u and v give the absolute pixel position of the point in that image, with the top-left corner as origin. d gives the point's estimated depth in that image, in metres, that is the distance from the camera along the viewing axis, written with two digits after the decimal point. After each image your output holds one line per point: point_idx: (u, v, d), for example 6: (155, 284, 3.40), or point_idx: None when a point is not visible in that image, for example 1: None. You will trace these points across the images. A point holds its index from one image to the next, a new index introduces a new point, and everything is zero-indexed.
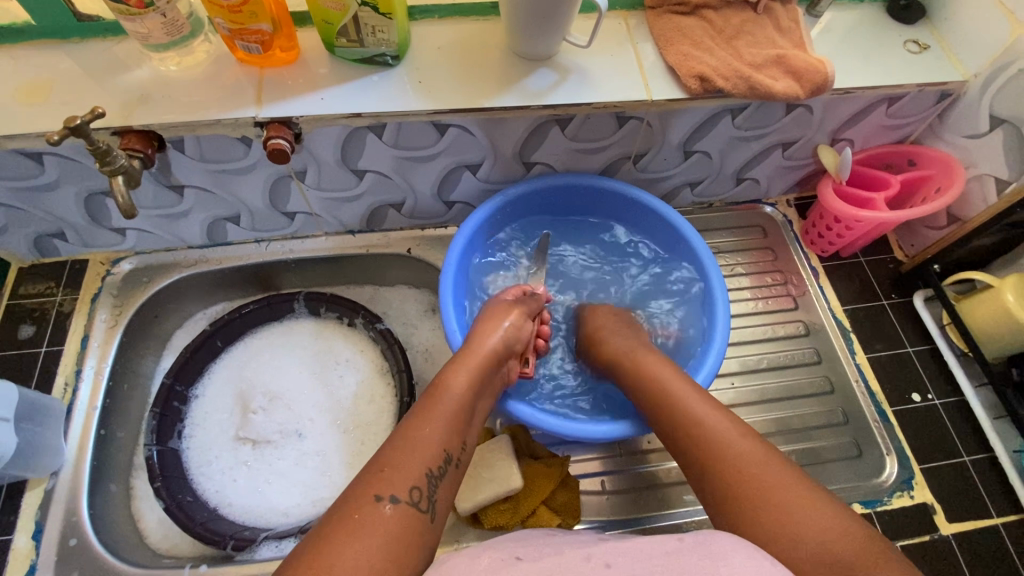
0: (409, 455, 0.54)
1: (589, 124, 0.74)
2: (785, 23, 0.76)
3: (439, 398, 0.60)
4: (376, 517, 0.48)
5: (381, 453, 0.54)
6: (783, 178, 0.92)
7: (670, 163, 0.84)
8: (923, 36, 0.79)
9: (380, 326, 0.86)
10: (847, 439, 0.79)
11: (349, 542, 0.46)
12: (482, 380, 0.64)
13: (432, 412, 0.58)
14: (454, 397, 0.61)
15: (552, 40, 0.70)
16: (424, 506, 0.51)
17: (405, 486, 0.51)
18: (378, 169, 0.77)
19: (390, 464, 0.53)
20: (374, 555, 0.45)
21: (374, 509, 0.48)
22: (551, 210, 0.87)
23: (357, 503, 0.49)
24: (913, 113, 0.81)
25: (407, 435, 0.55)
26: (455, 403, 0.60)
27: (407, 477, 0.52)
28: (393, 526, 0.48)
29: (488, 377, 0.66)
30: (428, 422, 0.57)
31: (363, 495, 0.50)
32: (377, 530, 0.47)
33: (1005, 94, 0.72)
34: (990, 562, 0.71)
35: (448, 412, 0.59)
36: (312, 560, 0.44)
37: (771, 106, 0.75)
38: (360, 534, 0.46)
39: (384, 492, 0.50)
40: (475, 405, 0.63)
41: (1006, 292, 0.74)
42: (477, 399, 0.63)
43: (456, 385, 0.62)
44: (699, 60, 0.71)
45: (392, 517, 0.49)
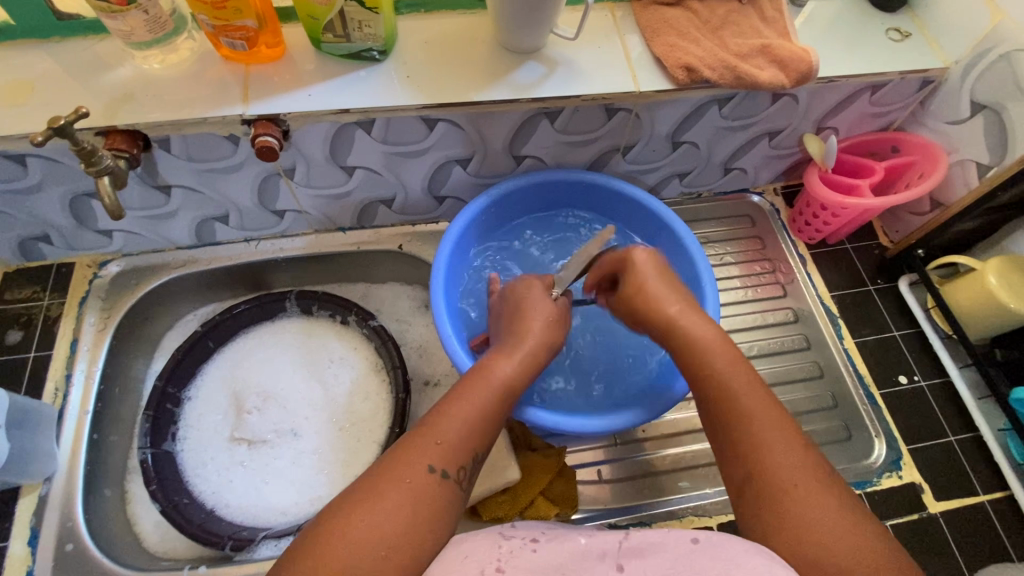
0: (459, 433, 0.55)
1: (578, 116, 0.74)
2: (770, 12, 0.76)
3: (485, 384, 0.59)
4: (425, 485, 0.50)
5: (431, 421, 0.55)
6: (769, 167, 0.93)
7: (658, 154, 0.85)
8: (905, 25, 0.80)
9: (374, 322, 0.86)
10: (837, 422, 0.80)
11: (401, 501, 0.48)
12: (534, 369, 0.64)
13: (480, 391, 0.58)
14: (501, 382, 0.60)
15: (538, 33, 0.70)
16: (465, 485, 0.53)
17: (454, 463, 0.53)
18: (367, 166, 0.76)
19: (443, 436, 0.54)
20: (418, 519, 0.48)
21: (425, 477, 0.51)
22: (532, 210, 0.88)
23: (410, 467, 0.51)
24: (896, 100, 0.82)
25: (459, 411, 0.56)
26: (507, 389, 0.60)
27: (457, 454, 0.53)
28: (444, 496, 0.51)
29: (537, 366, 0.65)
30: (476, 402, 0.57)
31: (415, 461, 0.51)
32: (427, 497, 0.50)
33: (985, 80, 0.74)
34: (977, 539, 0.73)
35: (495, 395, 0.59)
36: (368, 511, 0.47)
37: (757, 96, 0.76)
38: (412, 496, 0.49)
39: (435, 464, 0.52)
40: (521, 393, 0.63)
41: (988, 274, 0.75)
42: (523, 387, 0.63)
43: (503, 373, 0.60)
44: (686, 50, 0.72)
45: (439, 488, 0.51)
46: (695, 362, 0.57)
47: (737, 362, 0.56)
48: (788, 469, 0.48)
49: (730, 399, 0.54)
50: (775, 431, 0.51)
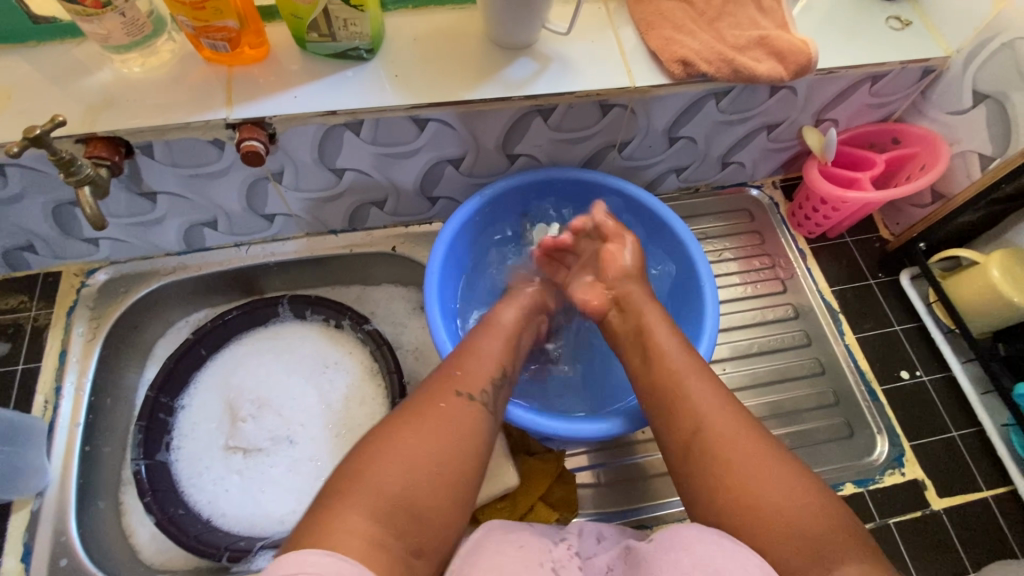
0: (477, 363, 0.59)
1: (572, 113, 0.73)
2: (767, 2, 0.74)
3: (497, 327, 0.66)
4: (457, 407, 0.53)
5: (452, 360, 0.59)
6: (768, 160, 0.91)
7: (655, 150, 0.83)
8: (905, 13, 0.78)
9: (368, 326, 0.85)
10: (839, 420, 0.79)
11: (440, 425, 0.51)
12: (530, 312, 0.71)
13: (491, 332, 0.64)
14: (508, 324, 0.66)
15: (530, 27, 0.68)
16: (493, 406, 0.56)
17: (478, 387, 0.56)
18: (357, 167, 0.75)
19: (463, 367, 0.58)
20: (454, 437, 0.51)
21: (455, 401, 0.54)
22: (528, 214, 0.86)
23: (440, 395, 0.54)
24: (896, 91, 0.80)
25: (474, 348, 0.61)
26: (510, 331, 0.66)
27: (479, 379, 0.57)
28: (474, 419, 0.54)
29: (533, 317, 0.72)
30: (489, 339, 0.63)
31: (443, 388, 0.55)
32: (459, 419, 0.53)
33: (988, 69, 0.72)
34: (979, 535, 0.72)
35: (506, 334, 0.65)
36: (412, 436, 0.50)
37: (755, 89, 0.74)
38: (445, 418, 0.52)
39: (461, 389, 0.55)
40: (526, 335, 0.69)
41: (991, 268, 0.74)
42: (525, 331, 0.69)
43: (510, 317, 0.68)
44: (682, 43, 0.70)
45: (469, 409, 0.54)
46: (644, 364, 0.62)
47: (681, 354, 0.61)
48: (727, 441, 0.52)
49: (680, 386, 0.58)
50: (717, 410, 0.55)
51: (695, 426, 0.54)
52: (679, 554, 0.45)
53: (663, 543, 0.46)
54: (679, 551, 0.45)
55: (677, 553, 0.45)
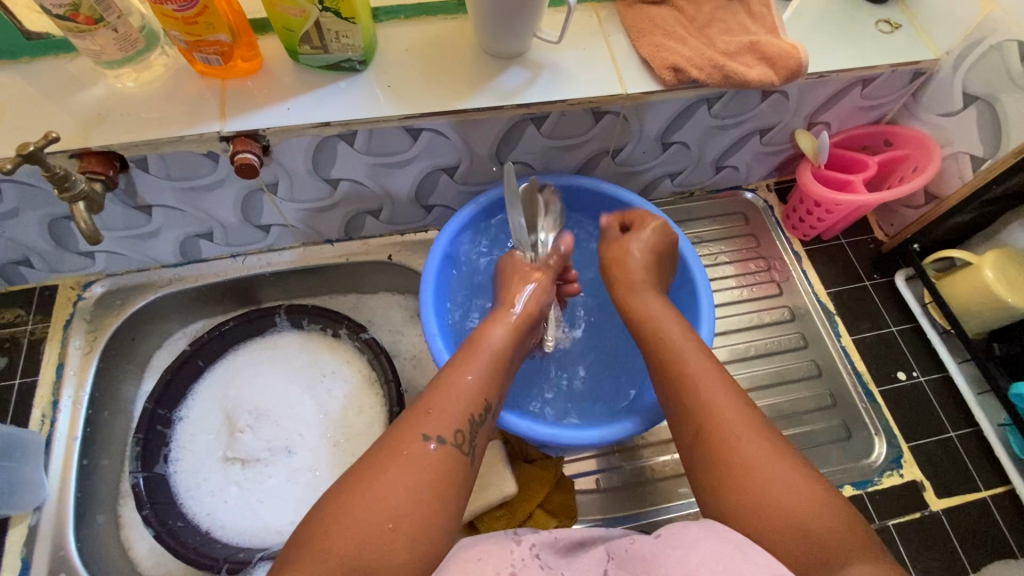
0: (451, 399, 0.54)
1: (565, 121, 0.73)
2: (757, 8, 0.75)
3: (480, 349, 0.61)
4: (421, 453, 0.49)
5: (424, 395, 0.55)
6: (762, 163, 0.92)
7: (649, 155, 0.84)
8: (895, 16, 0.78)
9: (365, 335, 0.85)
10: (836, 422, 0.79)
11: (403, 474, 0.47)
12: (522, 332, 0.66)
13: (472, 358, 0.59)
14: (494, 347, 0.61)
15: (521, 36, 0.68)
16: (466, 448, 0.52)
17: (451, 428, 0.52)
18: (351, 177, 0.75)
19: (434, 406, 0.53)
20: (417, 486, 0.47)
21: (420, 446, 0.49)
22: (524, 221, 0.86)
23: (405, 439, 0.50)
24: (887, 94, 0.81)
25: (450, 380, 0.56)
26: (496, 355, 0.61)
27: (452, 418, 0.52)
28: (444, 463, 0.49)
29: (526, 335, 0.66)
30: (467, 367, 0.58)
31: (409, 432, 0.50)
32: (427, 466, 0.48)
33: (978, 70, 0.72)
34: (979, 536, 0.72)
35: (488, 359, 0.60)
36: (371, 487, 0.46)
37: (747, 94, 0.75)
38: (407, 466, 0.48)
39: (430, 432, 0.51)
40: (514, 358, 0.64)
41: (985, 268, 0.74)
42: (515, 355, 0.64)
43: (497, 338, 0.63)
44: (672, 50, 0.71)
45: (436, 455, 0.49)
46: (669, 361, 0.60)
47: (703, 355, 0.59)
48: (748, 444, 0.50)
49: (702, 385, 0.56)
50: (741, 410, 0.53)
51: (711, 421, 0.52)
52: (686, 551, 0.42)
53: (671, 539, 0.43)
54: (684, 548, 0.42)
55: (682, 550, 0.42)
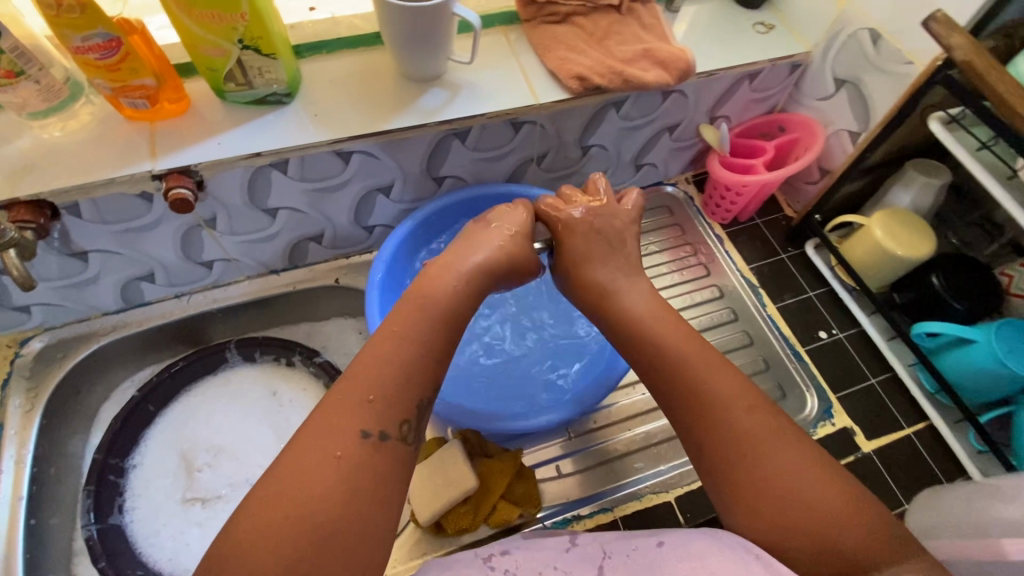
0: (394, 382, 0.49)
1: (487, 133, 0.79)
2: (648, 20, 0.83)
3: (416, 318, 0.54)
4: (357, 455, 0.45)
5: (357, 378, 0.49)
6: (677, 158, 1.00)
7: (571, 159, 0.90)
8: (768, 19, 0.89)
9: (319, 359, 0.87)
10: (772, 383, 0.86)
11: (331, 480, 0.43)
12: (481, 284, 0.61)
13: (406, 330, 0.53)
14: (431, 310, 0.55)
15: (436, 59, 0.74)
16: (412, 439, 0.49)
17: (394, 421, 0.48)
18: (289, 205, 0.78)
19: (375, 393, 0.48)
20: (347, 494, 0.43)
21: (356, 446, 0.45)
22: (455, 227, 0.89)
23: (339, 440, 0.45)
24: (773, 85, 0.91)
25: (385, 358, 0.50)
26: (434, 317, 0.55)
27: (398, 409, 0.48)
28: (384, 463, 0.46)
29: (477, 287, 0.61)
30: (403, 343, 0.52)
31: (343, 429, 0.46)
32: (359, 469, 0.45)
33: (841, 58, 0.83)
34: (907, 470, 0.79)
35: (425, 329, 0.54)
36: (296, 502, 0.42)
37: (648, 95, 0.82)
38: (337, 473, 0.44)
39: (368, 427, 0.46)
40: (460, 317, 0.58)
41: (874, 228, 0.82)
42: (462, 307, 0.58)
43: (436, 297, 0.57)
44: (575, 61, 0.78)
45: (376, 455, 0.46)
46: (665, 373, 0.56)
47: (711, 369, 0.54)
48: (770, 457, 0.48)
49: (709, 397, 0.52)
50: (746, 417, 0.50)
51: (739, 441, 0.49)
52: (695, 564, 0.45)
53: (677, 552, 0.47)
54: (690, 561, 0.46)
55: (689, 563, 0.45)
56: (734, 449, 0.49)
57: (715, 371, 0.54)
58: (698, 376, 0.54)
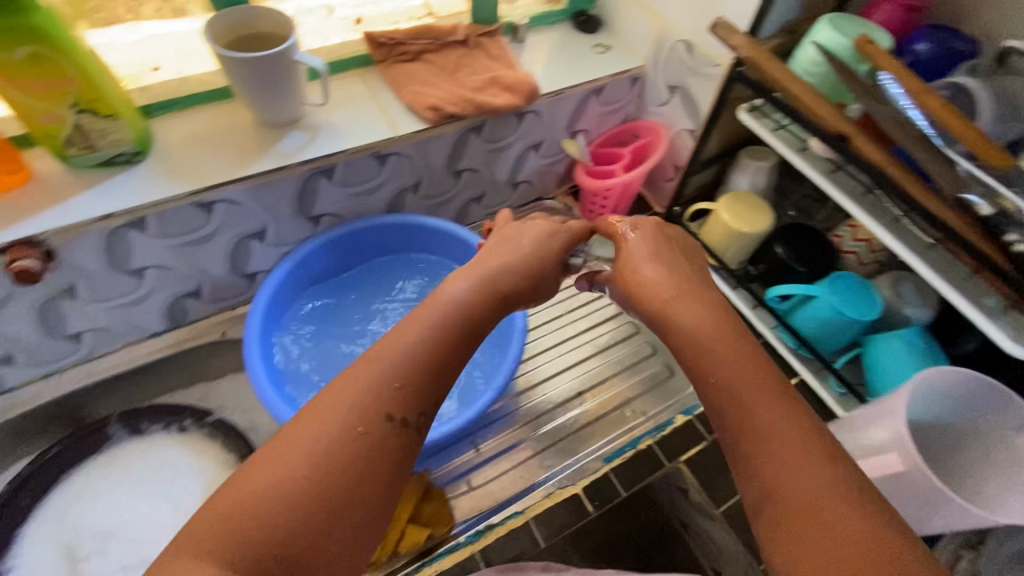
0: (420, 363, 0.43)
1: (353, 169, 0.81)
2: (494, 51, 0.91)
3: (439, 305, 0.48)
4: (377, 436, 0.40)
5: (384, 352, 0.43)
6: (550, 173, 1.07)
7: (446, 185, 0.95)
8: (605, 40, 0.99)
9: (214, 418, 0.86)
10: (660, 364, 0.91)
11: (344, 462, 0.38)
12: (512, 281, 0.53)
13: (434, 310, 0.47)
14: (463, 294, 0.49)
15: (291, 104, 0.77)
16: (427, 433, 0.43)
17: (416, 407, 0.42)
18: (156, 263, 0.76)
19: (401, 376, 0.42)
20: (347, 470, 0.38)
21: (380, 425, 0.40)
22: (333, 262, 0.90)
23: (359, 413, 0.40)
24: (619, 98, 1.00)
25: (413, 337, 0.44)
26: (465, 306, 0.48)
27: (419, 397, 0.42)
28: (402, 461, 0.40)
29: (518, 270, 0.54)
30: (429, 325, 0.46)
31: (363, 404, 0.40)
32: (377, 454, 0.40)
33: (669, 68, 0.93)
34: None
35: (456, 314, 0.47)
36: (314, 469, 0.37)
37: (505, 118, 0.89)
38: (347, 440, 0.39)
39: (391, 409, 0.41)
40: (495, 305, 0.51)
41: (721, 212, 0.91)
42: (499, 297, 0.51)
43: (465, 287, 0.50)
44: (428, 94, 0.83)
45: (392, 438, 0.40)
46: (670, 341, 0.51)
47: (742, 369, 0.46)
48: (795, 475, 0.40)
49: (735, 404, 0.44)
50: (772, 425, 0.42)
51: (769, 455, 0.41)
52: None
53: None
54: None
55: None
56: (757, 442, 0.42)
57: (729, 343, 0.47)
58: (711, 350, 0.47)
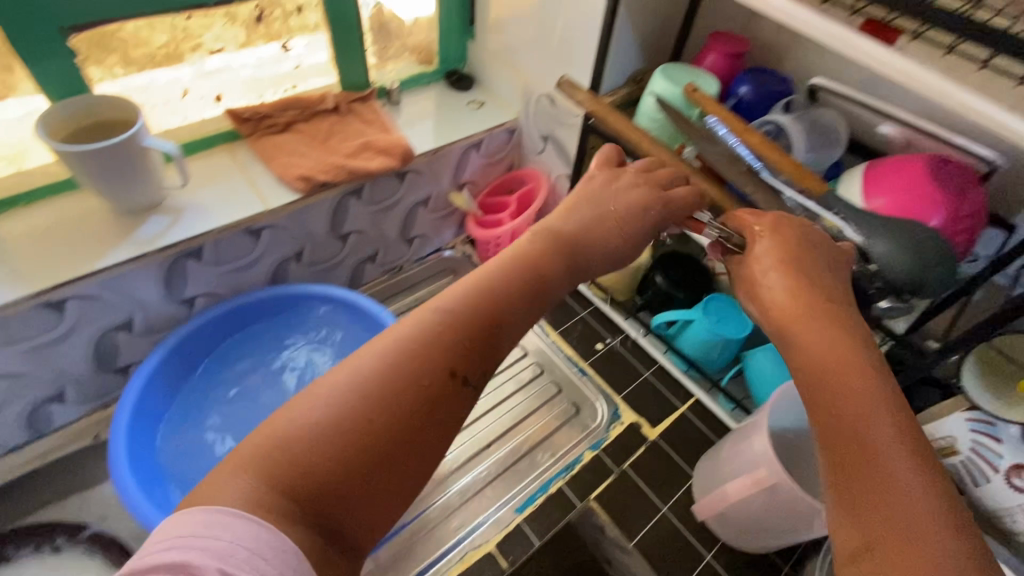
0: (483, 322, 0.45)
1: (225, 247, 0.79)
2: (366, 116, 0.92)
3: (527, 265, 0.49)
4: (446, 391, 0.41)
5: (457, 308, 0.44)
6: (444, 225, 1.09)
7: (332, 250, 0.93)
8: (478, 96, 1.04)
9: (89, 532, 0.78)
10: (565, 403, 0.94)
11: (407, 409, 0.39)
12: (581, 247, 0.53)
13: (505, 268, 0.48)
14: (523, 258, 0.49)
15: (148, 189, 0.74)
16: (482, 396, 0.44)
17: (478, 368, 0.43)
18: (4, 373, 0.70)
19: (465, 337, 0.43)
20: (393, 427, 0.39)
21: (447, 384, 0.41)
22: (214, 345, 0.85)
23: (427, 364, 0.41)
24: (499, 149, 1.04)
25: (488, 296, 0.46)
26: (524, 268, 0.49)
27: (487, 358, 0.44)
28: (461, 415, 0.42)
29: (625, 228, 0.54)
30: (505, 283, 0.47)
31: (428, 358, 0.41)
32: (441, 407, 0.41)
33: (539, 118, 0.98)
34: (689, 444, 0.90)
35: (523, 276, 0.48)
36: (377, 408, 0.39)
37: (383, 180, 0.90)
38: (399, 400, 0.39)
39: (458, 367, 0.42)
40: (552, 269, 0.50)
41: None
42: (551, 267, 0.50)
43: (531, 250, 0.50)
44: (298, 165, 0.83)
45: (452, 395, 0.41)
46: (775, 324, 0.46)
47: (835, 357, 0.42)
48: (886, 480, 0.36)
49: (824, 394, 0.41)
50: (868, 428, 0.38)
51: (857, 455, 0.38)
52: None
53: None
54: None
55: None
56: (860, 464, 0.37)
57: (837, 327, 0.43)
58: (822, 357, 0.42)
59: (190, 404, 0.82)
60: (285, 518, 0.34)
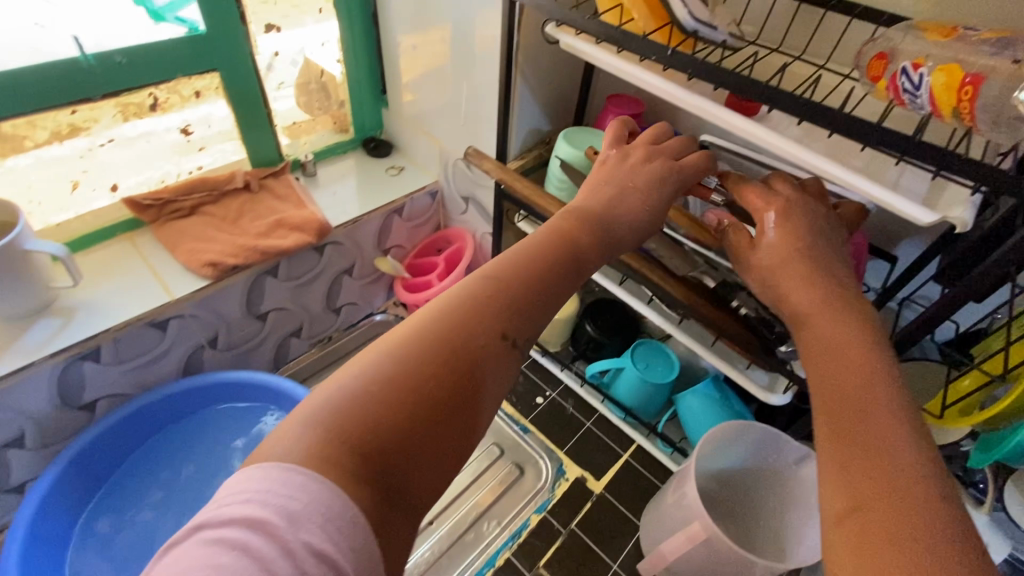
0: (535, 285, 0.40)
1: (126, 344, 0.74)
2: (280, 192, 0.91)
3: (561, 240, 0.43)
4: (496, 354, 0.36)
5: (505, 266, 0.40)
6: (373, 291, 1.07)
7: (252, 331, 0.90)
8: (397, 162, 1.05)
9: None
10: (509, 465, 0.92)
11: (447, 378, 0.33)
12: (611, 221, 0.47)
13: (539, 239, 0.43)
14: (556, 229, 0.44)
15: (35, 292, 0.70)
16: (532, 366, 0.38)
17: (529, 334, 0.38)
18: None
19: (519, 299, 0.38)
20: (440, 390, 0.33)
21: (498, 344, 0.36)
22: (122, 451, 0.79)
23: (475, 323, 0.36)
24: (423, 212, 1.04)
25: (526, 262, 0.40)
26: (560, 239, 0.43)
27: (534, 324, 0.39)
28: (506, 379, 0.36)
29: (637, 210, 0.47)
30: (547, 249, 0.42)
31: (477, 319, 0.36)
32: (490, 375, 0.35)
33: (458, 180, 0.99)
34: (634, 493, 0.89)
35: (560, 246, 0.43)
36: (416, 376, 0.32)
37: (301, 256, 0.88)
38: (449, 358, 0.34)
39: (511, 330, 0.37)
40: (585, 242, 0.44)
41: None
42: (590, 238, 0.44)
43: (562, 226, 0.44)
44: (205, 250, 0.80)
45: (506, 355, 0.36)
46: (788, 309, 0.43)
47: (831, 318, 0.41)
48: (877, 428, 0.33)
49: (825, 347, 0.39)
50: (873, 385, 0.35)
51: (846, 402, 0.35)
52: None
53: None
54: None
55: None
56: (857, 426, 0.33)
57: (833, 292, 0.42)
58: (818, 311, 0.41)
59: (92, 522, 0.75)
60: (337, 473, 0.28)
